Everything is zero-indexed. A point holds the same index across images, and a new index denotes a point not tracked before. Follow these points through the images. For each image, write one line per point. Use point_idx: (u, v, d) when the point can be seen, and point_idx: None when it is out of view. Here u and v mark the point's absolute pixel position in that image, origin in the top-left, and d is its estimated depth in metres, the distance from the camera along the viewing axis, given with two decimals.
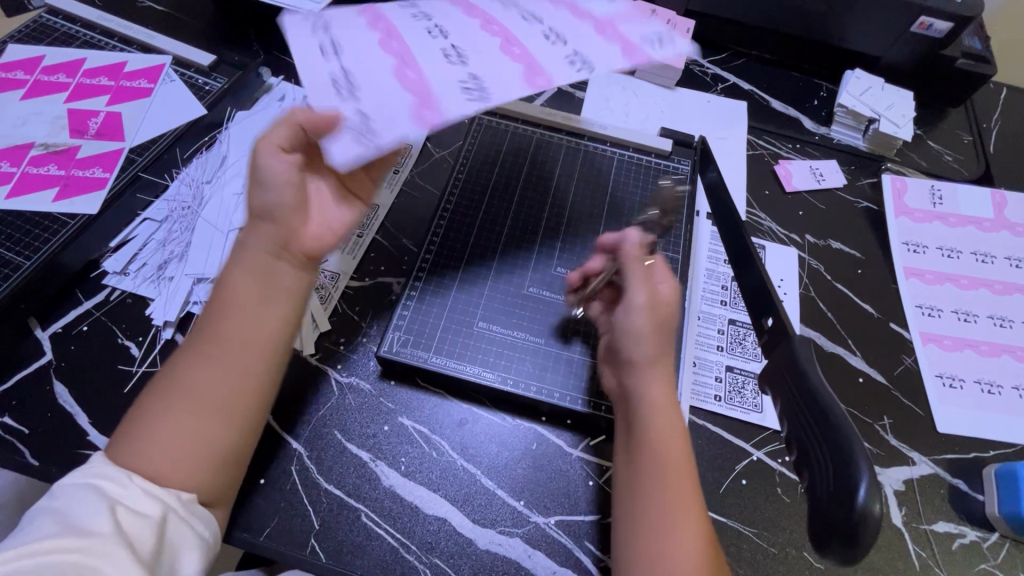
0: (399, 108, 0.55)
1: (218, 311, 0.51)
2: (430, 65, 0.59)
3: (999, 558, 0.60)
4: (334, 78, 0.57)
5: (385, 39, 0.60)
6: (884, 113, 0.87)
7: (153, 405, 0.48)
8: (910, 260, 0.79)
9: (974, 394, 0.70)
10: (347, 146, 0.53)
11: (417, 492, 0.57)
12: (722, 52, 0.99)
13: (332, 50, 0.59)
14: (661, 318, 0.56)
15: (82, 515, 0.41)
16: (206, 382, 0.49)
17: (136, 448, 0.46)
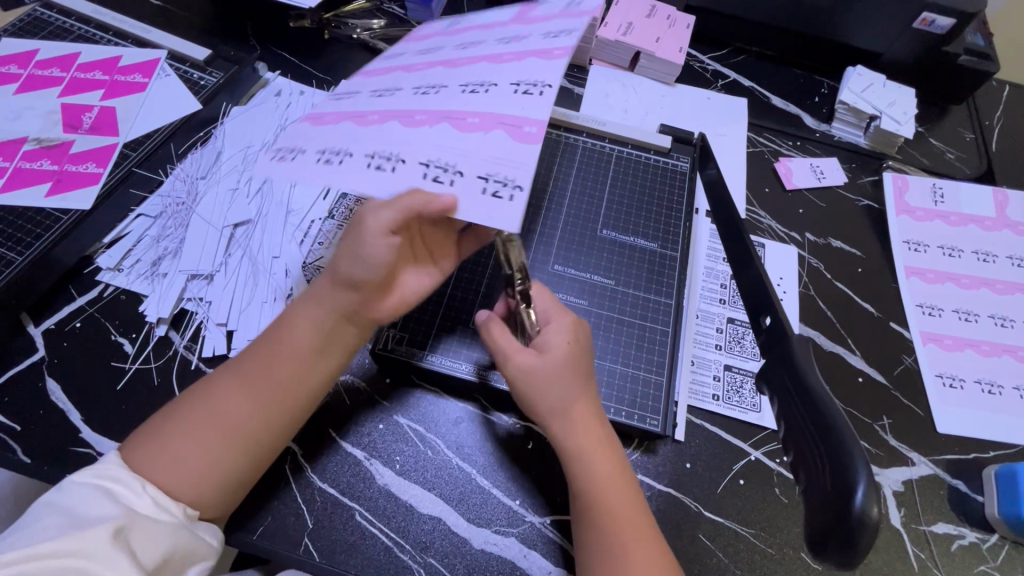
0: (484, 147, 0.44)
1: (278, 348, 0.52)
2: (471, 106, 0.47)
3: (999, 559, 0.60)
4: (376, 158, 0.45)
5: (376, 119, 0.48)
6: (886, 110, 0.87)
7: (188, 413, 0.49)
8: (911, 259, 0.79)
9: (975, 394, 0.69)
10: (502, 206, 0.41)
11: (412, 491, 0.57)
12: (723, 48, 0.98)
13: (341, 151, 0.46)
14: (558, 369, 0.54)
15: (82, 517, 0.41)
16: (244, 415, 0.49)
17: (159, 450, 0.47)
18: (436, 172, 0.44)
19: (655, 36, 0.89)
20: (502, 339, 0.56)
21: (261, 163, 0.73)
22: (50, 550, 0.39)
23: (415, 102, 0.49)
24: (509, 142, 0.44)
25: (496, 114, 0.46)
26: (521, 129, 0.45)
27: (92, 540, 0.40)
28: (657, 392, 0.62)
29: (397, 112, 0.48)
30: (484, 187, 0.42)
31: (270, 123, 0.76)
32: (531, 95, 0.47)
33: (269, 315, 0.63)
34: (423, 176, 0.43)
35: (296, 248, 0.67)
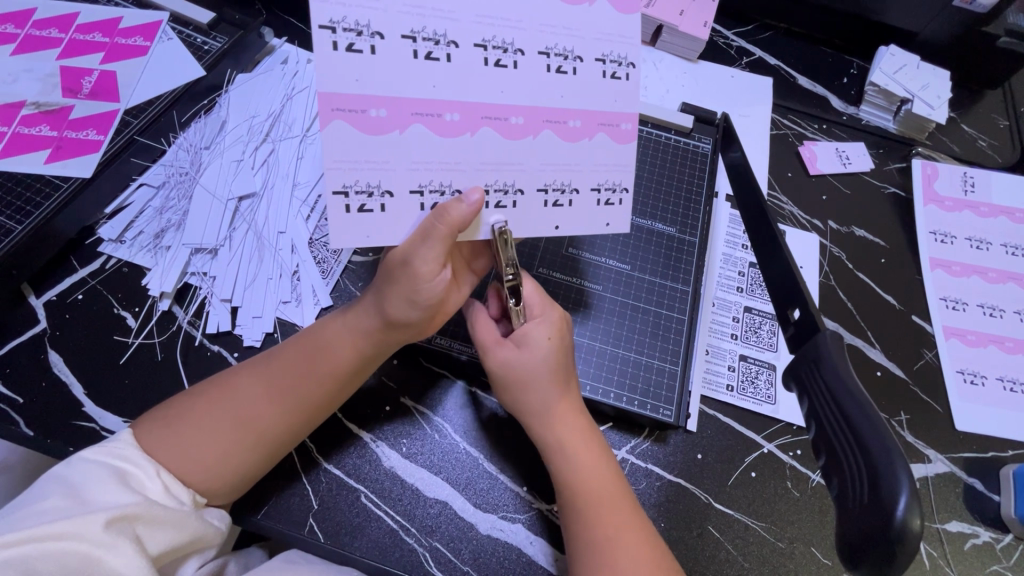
0: (594, 155, 0.50)
1: (313, 361, 0.50)
2: (566, 102, 0.48)
3: (1011, 559, 0.59)
4: (491, 191, 0.48)
5: (461, 121, 0.46)
6: (919, 93, 0.82)
7: (211, 413, 0.48)
8: (937, 250, 0.76)
9: (997, 392, 0.67)
10: (616, 211, 0.52)
11: (418, 474, 0.56)
12: (749, 24, 0.94)
13: (446, 187, 0.47)
14: (534, 367, 0.52)
15: (86, 498, 0.41)
16: (274, 422, 0.49)
17: (181, 444, 0.46)
18: (555, 196, 0.50)
19: (680, 8, 0.85)
20: (485, 332, 0.55)
21: (266, 134, 0.70)
22: (50, 531, 0.38)
23: (500, 90, 0.46)
24: (611, 145, 0.50)
25: (593, 113, 0.49)
26: (620, 128, 0.50)
27: (97, 522, 0.39)
28: (672, 381, 0.60)
29: (486, 111, 0.46)
30: (598, 198, 0.51)
31: (275, 92, 0.74)
32: (619, 79, 0.49)
33: (274, 291, 0.62)
34: (546, 204, 0.50)
35: (303, 224, 0.66)
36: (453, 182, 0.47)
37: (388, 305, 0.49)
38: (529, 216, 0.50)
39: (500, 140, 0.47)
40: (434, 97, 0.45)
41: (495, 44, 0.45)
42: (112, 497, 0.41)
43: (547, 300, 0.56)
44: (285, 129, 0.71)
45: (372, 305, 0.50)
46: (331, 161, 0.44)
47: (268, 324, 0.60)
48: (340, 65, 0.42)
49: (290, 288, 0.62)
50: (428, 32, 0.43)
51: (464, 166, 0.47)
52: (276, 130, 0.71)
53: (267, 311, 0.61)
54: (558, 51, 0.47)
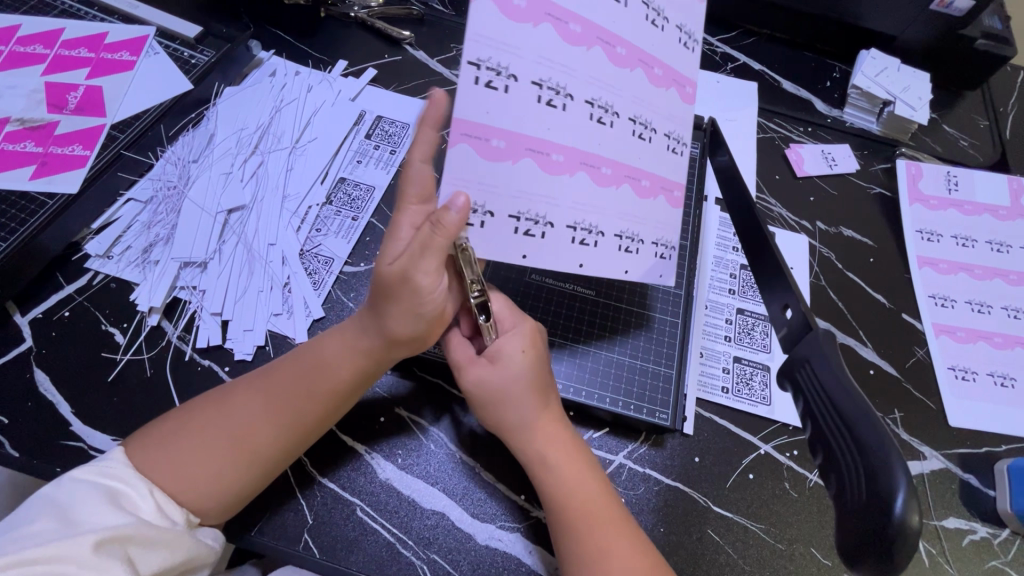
0: (654, 214, 0.54)
1: (307, 374, 0.50)
2: (642, 163, 0.52)
3: (1009, 555, 0.59)
4: (578, 227, 0.50)
5: (564, 162, 0.48)
6: (900, 95, 0.84)
7: (206, 430, 0.47)
8: (924, 249, 0.77)
9: (988, 387, 0.68)
10: (668, 264, 0.56)
11: (415, 485, 0.55)
12: (732, 30, 0.95)
13: (540, 218, 0.49)
14: (513, 377, 0.52)
15: (77, 519, 0.40)
16: (266, 440, 0.48)
17: (174, 461, 0.45)
18: (627, 242, 0.53)
19: None
20: (459, 351, 0.55)
21: (254, 146, 0.70)
22: (40, 553, 0.37)
23: (598, 141, 0.49)
24: (668, 209, 0.55)
25: (659, 176, 0.54)
26: (672, 195, 0.56)
27: (86, 543, 0.39)
28: (667, 385, 0.60)
29: (584, 157, 0.49)
30: (657, 251, 0.55)
31: (264, 105, 0.73)
32: (677, 153, 0.55)
33: (265, 303, 0.62)
34: (619, 249, 0.53)
35: (293, 235, 0.66)
36: (548, 215, 0.49)
37: (388, 318, 0.49)
38: (605, 257, 0.52)
39: (589, 183, 0.50)
40: (547, 137, 0.47)
41: (600, 103, 0.49)
42: (102, 517, 0.41)
43: (518, 312, 0.57)
44: (274, 141, 0.71)
45: (371, 322, 0.50)
46: (450, 174, 0.45)
47: (259, 337, 0.60)
48: (476, 97, 0.44)
49: (281, 300, 0.62)
50: (551, 82, 0.46)
51: (557, 201, 0.49)
52: (264, 142, 0.71)
53: (258, 324, 0.61)
54: (640, 121, 0.52)
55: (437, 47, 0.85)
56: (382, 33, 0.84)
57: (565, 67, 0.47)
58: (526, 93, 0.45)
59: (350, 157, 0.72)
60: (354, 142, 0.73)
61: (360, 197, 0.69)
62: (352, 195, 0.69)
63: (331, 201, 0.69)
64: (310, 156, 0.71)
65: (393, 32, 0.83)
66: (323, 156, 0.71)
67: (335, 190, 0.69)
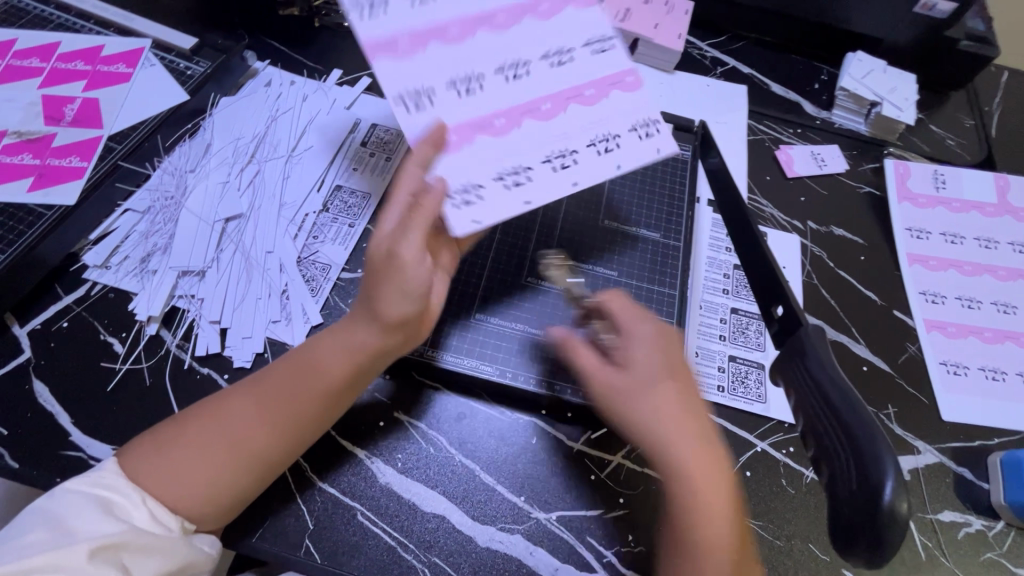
0: (613, 105, 0.57)
1: (301, 376, 0.50)
2: (577, 80, 0.57)
3: (1005, 547, 0.60)
4: (553, 158, 0.54)
5: (507, 122, 0.54)
6: (887, 96, 0.86)
7: (202, 433, 0.47)
8: (914, 246, 0.78)
9: (979, 381, 0.69)
10: (659, 138, 0.56)
11: (415, 489, 0.56)
12: (721, 35, 0.97)
13: (518, 167, 0.53)
14: (647, 377, 0.52)
15: (73, 528, 0.41)
16: (261, 440, 0.48)
17: (169, 465, 0.46)
18: (603, 144, 0.55)
19: (654, 22, 0.88)
20: (584, 359, 0.55)
21: (251, 156, 0.71)
22: (38, 562, 0.39)
23: (528, 91, 0.56)
24: (625, 95, 0.57)
25: (600, 78, 0.57)
26: (625, 81, 0.58)
27: (81, 554, 0.40)
28: None
29: (523, 109, 0.55)
30: (638, 135, 0.56)
31: (260, 115, 0.74)
32: (607, 50, 0.58)
33: (263, 311, 0.62)
34: (600, 152, 0.55)
35: (290, 243, 0.66)
36: (523, 163, 0.54)
37: (380, 307, 0.49)
38: (590, 168, 0.55)
39: (542, 125, 0.55)
40: (486, 113, 0.54)
41: (509, 66, 0.56)
42: (97, 526, 0.42)
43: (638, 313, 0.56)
44: (270, 150, 0.72)
45: (364, 314, 0.50)
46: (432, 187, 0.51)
47: (258, 345, 0.60)
48: (411, 117, 0.52)
49: (280, 307, 0.62)
50: (462, 77, 0.54)
51: (526, 150, 0.54)
52: (260, 151, 0.71)
53: (256, 331, 0.61)
54: (551, 54, 0.57)
55: None
56: None
57: (465, 59, 0.55)
58: (439, 73, 0.54)
59: (346, 165, 0.73)
60: (350, 150, 0.74)
61: (356, 204, 0.70)
62: (349, 203, 0.70)
63: (328, 208, 0.69)
64: (306, 163, 0.72)
65: None
66: (319, 164, 0.72)
67: (331, 197, 0.70)
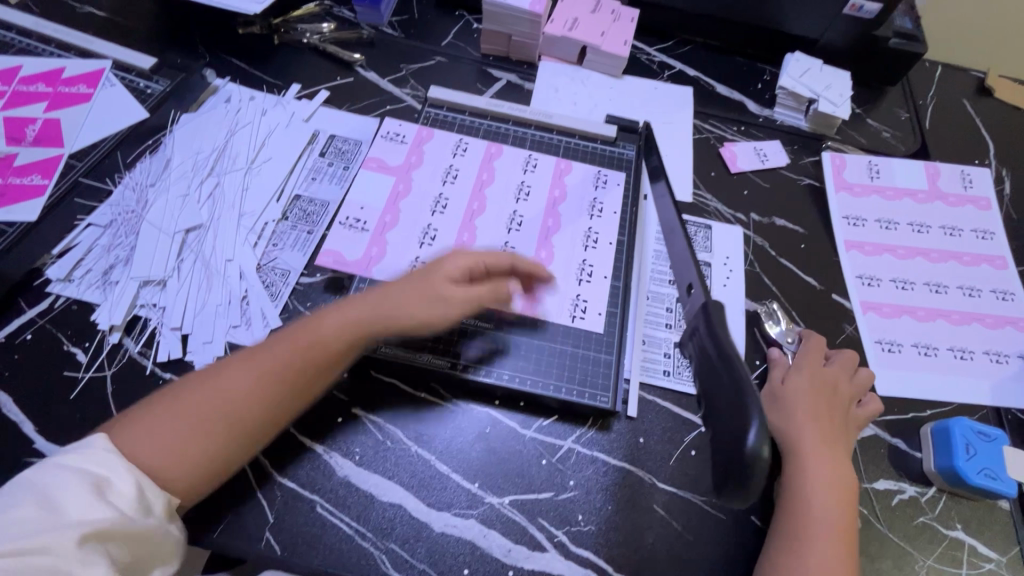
0: (576, 186, 0.76)
1: (296, 351, 0.56)
2: (542, 186, 0.76)
3: (936, 511, 0.63)
4: (587, 242, 0.72)
5: (546, 250, 0.71)
6: (823, 93, 0.90)
7: (194, 402, 0.52)
8: (851, 233, 0.82)
9: (912, 357, 0.73)
10: (610, 177, 0.78)
11: (372, 480, 0.58)
12: (668, 40, 1.01)
13: (584, 269, 0.70)
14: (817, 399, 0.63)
15: (60, 510, 0.43)
16: (250, 405, 0.53)
17: (159, 432, 0.50)
18: (595, 209, 0.75)
19: (601, 30, 0.92)
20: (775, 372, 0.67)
21: (211, 169, 0.73)
22: (24, 543, 0.40)
23: (535, 224, 0.73)
24: (568, 176, 0.77)
25: (552, 180, 0.76)
26: (559, 170, 0.77)
27: (71, 539, 0.42)
28: (608, 369, 0.65)
29: (546, 233, 0.72)
30: (598, 184, 0.77)
31: (219, 129, 0.77)
32: (535, 164, 0.77)
33: (224, 316, 0.64)
34: (597, 215, 0.74)
35: (250, 251, 0.69)
36: (586, 263, 0.71)
37: (391, 301, 0.59)
38: (607, 225, 0.74)
39: (562, 234, 0.73)
40: (533, 253, 0.71)
41: (511, 223, 0.72)
42: (88, 512, 0.43)
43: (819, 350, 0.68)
44: (230, 163, 0.74)
45: (370, 302, 0.60)
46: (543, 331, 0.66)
47: (219, 349, 0.62)
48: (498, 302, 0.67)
49: (240, 313, 0.65)
50: (506, 250, 0.70)
51: (574, 252, 0.71)
52: (219, 164, 0.74)
53: (217, 336, 0.63)
54: (518, 195, 0.75)
55: (386, 68, 0.89)
56: (334, 56, 0.88)
57: (490, 235, 0.71)
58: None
59: (305, 174, 0.76)
60: (309, 159, 0.77)
61: (315, 212, 0.73)
62: (307, 211, 0.73)
63: (287, 216, 0.72)
64: (266, 175, 0.74)
65: (345, 55, 0.88)
66: (278, 175, 0.75)
67: (290, 206, 0.73)
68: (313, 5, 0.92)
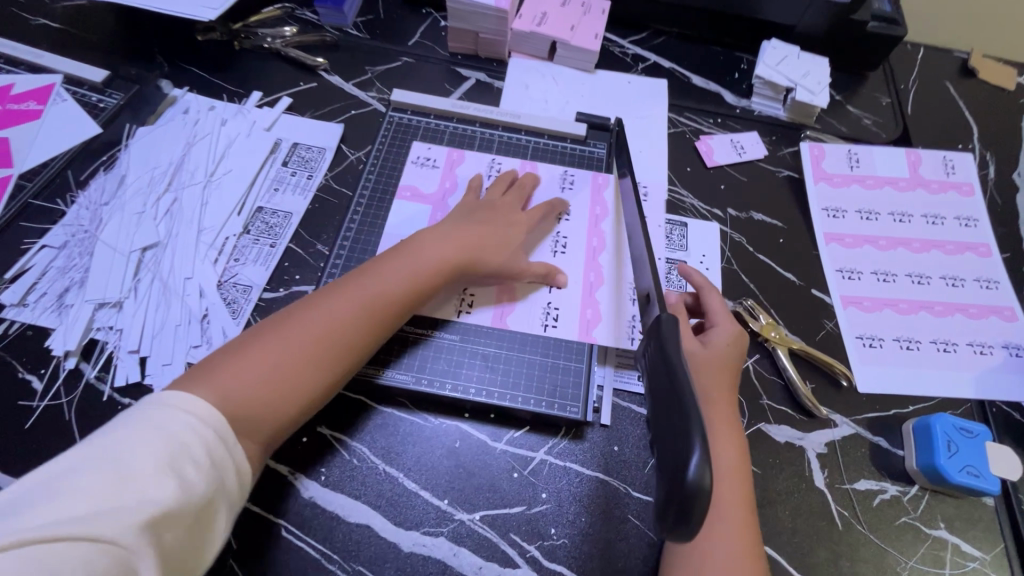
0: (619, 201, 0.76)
1: (388, 283, 0.60)
2: (580, 202, 0.75)
3: (919, 510, 0.62)
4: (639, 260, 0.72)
5: (597, 271, 0.70)
6: (800, 81, 0.88)
7: (290, 333, 0.55)
8: (830, 226, 0.80)
9: (893, 352, 0.71)
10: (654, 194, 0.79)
11: (338, 501, 0.57)
12: (642, 31, 0.99)
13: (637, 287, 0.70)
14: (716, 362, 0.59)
15: (125, 484, 0.41)
16: (341, 336, 0.56)
17: (256, 360, 0.52)
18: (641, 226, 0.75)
19: (571, 24, 0.90)
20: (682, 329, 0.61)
21: (168, 184, 0.71)
22: (85, 529, 0.38)
23: (582, 244, 0.72)
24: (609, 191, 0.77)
25: (590, 196, 0.76)
26: (595, 185, 0.77)
27: (130, 520, 0.39)
28: (577, 379, 0.64)
29: (592, 253, 0.72)
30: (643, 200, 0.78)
31: (177, 142, 0.75)
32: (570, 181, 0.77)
33: (184, 337, 0.62)
34: None
35: (210, 268, 0.67)
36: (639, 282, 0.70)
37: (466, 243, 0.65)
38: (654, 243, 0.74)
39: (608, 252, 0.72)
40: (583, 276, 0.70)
41: (556, 246, 0.72)
42: (152, 487, 0.41)
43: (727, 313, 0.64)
44: (187, 177, 0.72)
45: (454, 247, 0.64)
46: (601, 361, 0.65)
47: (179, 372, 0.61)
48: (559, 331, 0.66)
49: (199, 332, 0.63)
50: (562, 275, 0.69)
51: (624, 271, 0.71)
52: (177, 179, 0.72)
53: (177, 357, 0.61)
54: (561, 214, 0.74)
55: (351, 71, 0.87)
56: (297, 61, 0.86)
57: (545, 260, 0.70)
58: (533, 297, 0.67)
59: (267, 185, 0.74)
60: (271, 169, 0.75)
61: (278, 225, 0.71)
62: (270, 223, 0.71)
63: (249, 230, 0.70)
64: (226, 188, 0.72)
65: (308, 60, 0.85)
66: (239, 187, 0.73)
67: (252, 219, 0.71)
68: (274, 9, 0.89)
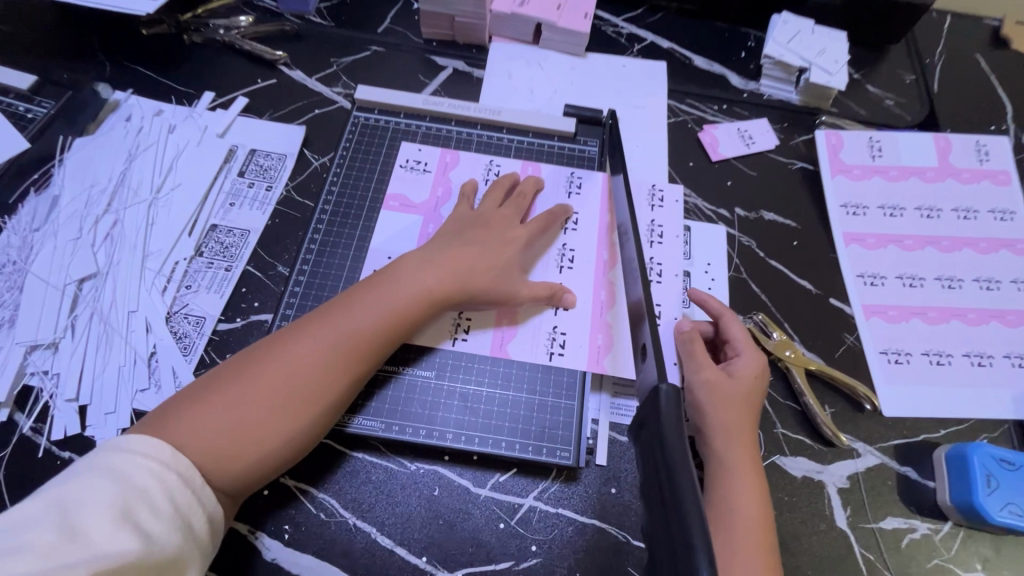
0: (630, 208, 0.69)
1: (366, 313, 0.53)
2: (587, 209, 0.68)
3: (952, 550, 0.55)
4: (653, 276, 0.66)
5: (607, 289, 0.63)
6: (815, 60, 0.79)
7: (258, 373, 0.49)
8: (850, 225, 0.72)
9: (922, 368, 0.64)
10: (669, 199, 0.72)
11: (305, 562, 0.51)
12: (637, 7, 0.89)
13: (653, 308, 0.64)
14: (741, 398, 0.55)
15: (81, 536, 0.37)
16: (314, 375, 0.50)
17: (220, 405, 0.47)
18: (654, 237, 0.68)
19: (557, 3, 0.80)
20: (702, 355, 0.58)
21: (108, 205, 0.64)
22: None
23: (590, 258, 0.64)
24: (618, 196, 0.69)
25: (598, 202, 0.68)
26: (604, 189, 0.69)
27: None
28: (568, 418, 0.57)
29: (602, 268, 0.64)
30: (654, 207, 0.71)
31: (118, 156, 0.67)
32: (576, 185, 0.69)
33: (128, 380, 0.56)
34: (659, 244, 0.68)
35: (158, 299, 0.60)
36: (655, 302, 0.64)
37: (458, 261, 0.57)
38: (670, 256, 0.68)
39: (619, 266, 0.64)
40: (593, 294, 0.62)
41: (561, 260, 0.64)
42: (115, 539, 0.37)
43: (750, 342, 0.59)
44: (130, 196, 0.65)
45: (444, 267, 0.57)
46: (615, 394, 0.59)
47: (123, 420, 0.54)
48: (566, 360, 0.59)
49: (146, 374, 0.56)
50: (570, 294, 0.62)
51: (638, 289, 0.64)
52: (119, 198, 0.65)
53: (121, 403, 0.55)
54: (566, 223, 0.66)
55: (314, 64, 0.78)
56: (253, 55, 0.77)
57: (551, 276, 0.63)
58: (536, 322, 0.61)
59: (221, 200, 0.66)
60: (225, 181, 0.67)
61: (233, 245, 0.64)
62: (225, 244, 0.64)
63: (201, 252, 0.63)
64: (173, 205, 0.65)
65: (266, 53, 0.77)
66: (189, 204, 0.65)
67: (205, 240, 0.63)
68: None
